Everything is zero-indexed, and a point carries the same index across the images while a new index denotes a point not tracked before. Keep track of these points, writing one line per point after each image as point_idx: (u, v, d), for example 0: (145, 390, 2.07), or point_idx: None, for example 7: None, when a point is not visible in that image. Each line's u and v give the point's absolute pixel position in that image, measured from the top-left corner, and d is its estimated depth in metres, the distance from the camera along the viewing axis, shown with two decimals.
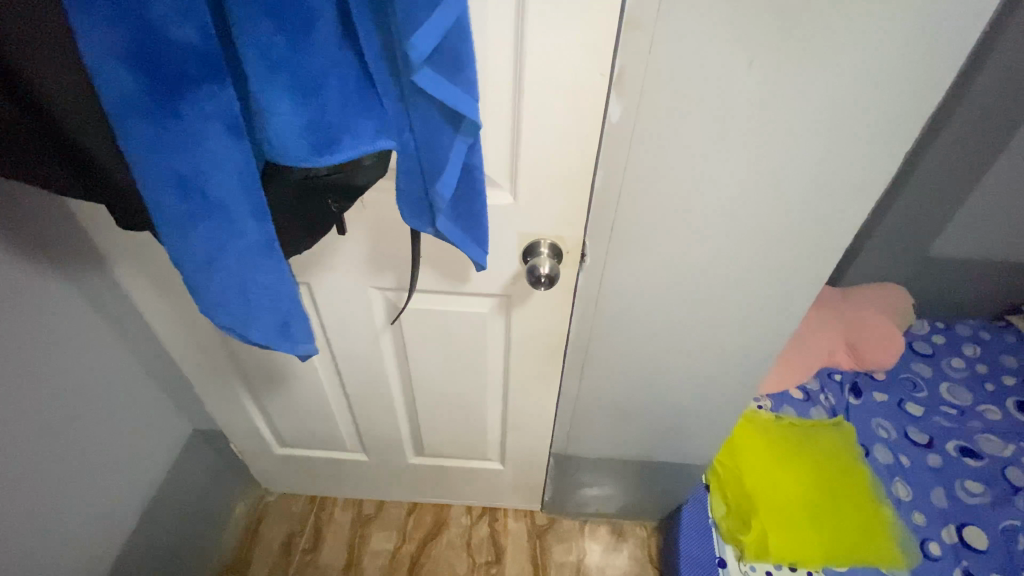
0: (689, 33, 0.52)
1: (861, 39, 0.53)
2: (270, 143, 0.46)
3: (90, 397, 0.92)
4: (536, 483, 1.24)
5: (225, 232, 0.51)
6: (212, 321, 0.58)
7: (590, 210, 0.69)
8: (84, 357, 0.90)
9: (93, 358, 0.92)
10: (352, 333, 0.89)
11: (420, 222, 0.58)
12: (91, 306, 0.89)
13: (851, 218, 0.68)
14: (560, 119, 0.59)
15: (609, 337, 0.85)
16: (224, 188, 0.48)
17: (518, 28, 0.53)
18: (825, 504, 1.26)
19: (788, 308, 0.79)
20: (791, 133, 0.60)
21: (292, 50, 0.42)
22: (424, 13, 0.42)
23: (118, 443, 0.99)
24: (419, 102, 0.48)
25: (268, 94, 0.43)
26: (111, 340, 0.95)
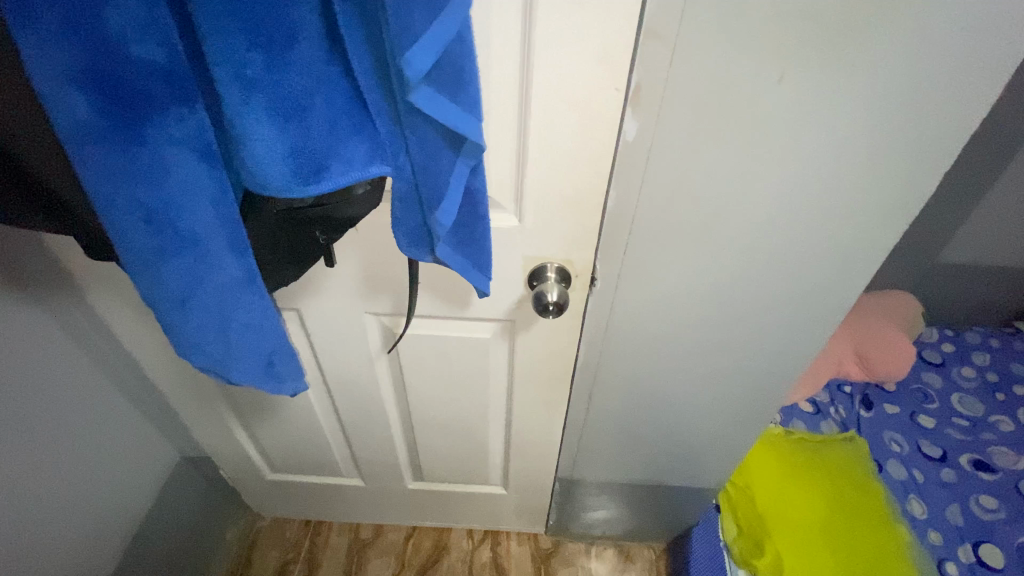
0: (715, 42, 0.47)
1: (902, 48, 0.48)
2: (248, 171, 0.41)
3: (70, 430, 0.86)
4: (540, 507, 1.19)
5: (199, 268, 0.45)
6: (189, 361, 0.53)
7: (601, 231, 0.64)
8: (62, 390, 0.84)
9: (73, 390, 0.86)
10: (346, 360, 0.84)
11: (418, 252, 0.53)
12: (70, 336, 0.83)
13: (880, 237, 0.63)
14: (572, 135, 0.54)
15: (619, 361, 0.80)
16: (198, 220, 0.43)
17: (527, 39, 0.48)
18: (840, 524, 1.21)
19: (809, 330, 0.75)
20: (820, 150, 0.55)
21: (270, 68, 0.37)
22: (420, 25, 0.37)
23: (101, 476, 0.93)
24: (415, 123, 0.43)
25: (244, 116, 0.38)
26: (91, 369, 0.89)
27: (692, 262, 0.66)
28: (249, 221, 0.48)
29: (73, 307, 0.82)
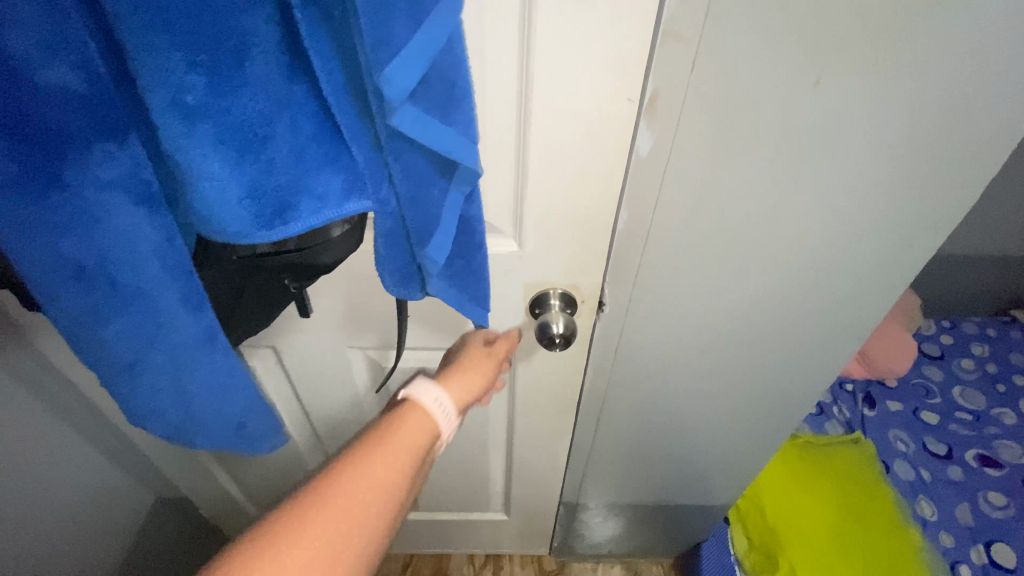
0: (745, 43, 0.41)
1: (951, 47, 0.43)
2: (199, 215, 0.34)
3: (38, 492, 0.77)
4: (544, 530, 1.14)
5: (147, 329, 0.38)
6: (145, 430, 0.46)
7: (610, 252, 0.58)
8: (33, 449, 0.75)
9: (45, 448, 0.77)
10: (332, 396, 0.76)
11: (406, 291, 0.46)
12: (36, 394, 0.74)
13: (911, 250, 0.58)
14: (577, 153, 0.49)
15: (629, 385, 0.75)
16: (143, 275, 0.36)
17: (526, 42, 0.42)
18: (852, 531, 1.18)
19: (829, 345, 0.70)
20: (851, 161, 0.50)
21: (217, 92, 0.30)
22: (401, 34, 0.30)
23: (71, 535, 0.85)
24: (399, 149, 0.36)
25: (189, 151, 0.31)
26: (61, 427, 0.79)
27: (706, 283, 0.61)
28: (203, 269, 0.40)
29: (30, 364, 0.71)
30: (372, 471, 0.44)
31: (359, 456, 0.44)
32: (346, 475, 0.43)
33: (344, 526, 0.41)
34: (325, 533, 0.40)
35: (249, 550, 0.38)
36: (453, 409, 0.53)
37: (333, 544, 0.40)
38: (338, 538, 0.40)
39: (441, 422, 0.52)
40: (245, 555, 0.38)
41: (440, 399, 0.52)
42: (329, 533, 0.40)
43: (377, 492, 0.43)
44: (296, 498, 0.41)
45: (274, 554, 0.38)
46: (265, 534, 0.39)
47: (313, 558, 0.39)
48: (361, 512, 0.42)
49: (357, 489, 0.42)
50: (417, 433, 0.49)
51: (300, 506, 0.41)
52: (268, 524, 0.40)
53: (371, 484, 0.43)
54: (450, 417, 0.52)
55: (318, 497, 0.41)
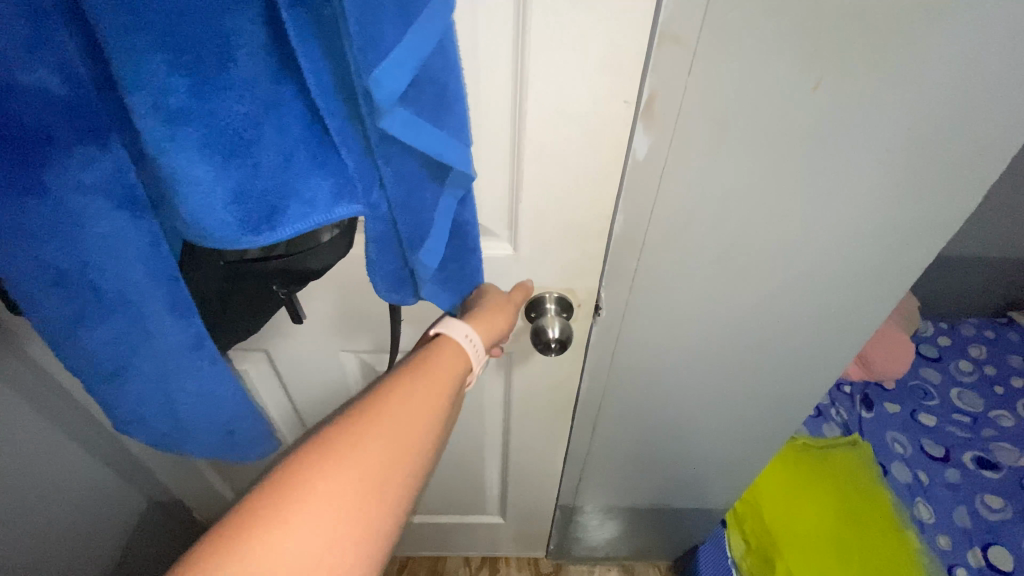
0: (742, 46, 0.41)
1: (951, 51, 0.42)
2: (183, 220, 0.33)
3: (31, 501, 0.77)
4: (541, 533, 1.13)
5: (133, 335, 0.38)
6: (131, 436, 0.45)
7: (607, 256, 0.58)
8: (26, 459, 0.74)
9: (36, 453, 0.76)
10: (326, 400, 0.76)
11: (399, 296, 0.45)
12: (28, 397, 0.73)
13: (911, 255, 0.57)
14: (573, 156, 0.48)
15: (625, 389, 0.74)
16: (127, 281, 0.35)
17: (520, 43, 0.41)
18: (849, 534, 1.18)
19: (828, 349, 0.69)
20: (850, 165, 0.49)
21: (200, 94, 0.29)
22: (390, 35, 0.29)
23: (63, 538, 0.84)
24: (390, 152, 0.35)
25: (172, 155, 0.30)
26: (53, 430, 0.78)
27: (703, 287, 0.60)
28: (189, 275, 0.39)
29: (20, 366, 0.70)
30: (410, 402, 0.44)
31: (395, 387, 0.44)
32: (384, 404, 0.43)
33: (386, 451, 0.41)
34: (369, 458, 0.40)
35: (294, 473, 0.38)
36: (484, 344, 0.52)
37: (376, 468, 0.40)
38: (380, 462, 0.40)
39: (473, 356, 0.51)
40: (291, 477, 0.38)
41: (471, 334, 0.51)
42: (372, 458, 0.40)
43: (415, 421, 0.43)
44: (336, 425, 0.42)
45: (321, 476, 0.38)
46: (307, 458, 0.39)
47: (358, 480, 0.39)
48: (402, 438, 0.42)
49: (396, 417, 0.42)
50: (449, 367, 0.48)
51: (340, 432, 0.41)
52: (311, 449, 0.40)
53: (409, 413, 0.43)
54: (480, 352, 0.52)
55: (358, 424, 0.41)
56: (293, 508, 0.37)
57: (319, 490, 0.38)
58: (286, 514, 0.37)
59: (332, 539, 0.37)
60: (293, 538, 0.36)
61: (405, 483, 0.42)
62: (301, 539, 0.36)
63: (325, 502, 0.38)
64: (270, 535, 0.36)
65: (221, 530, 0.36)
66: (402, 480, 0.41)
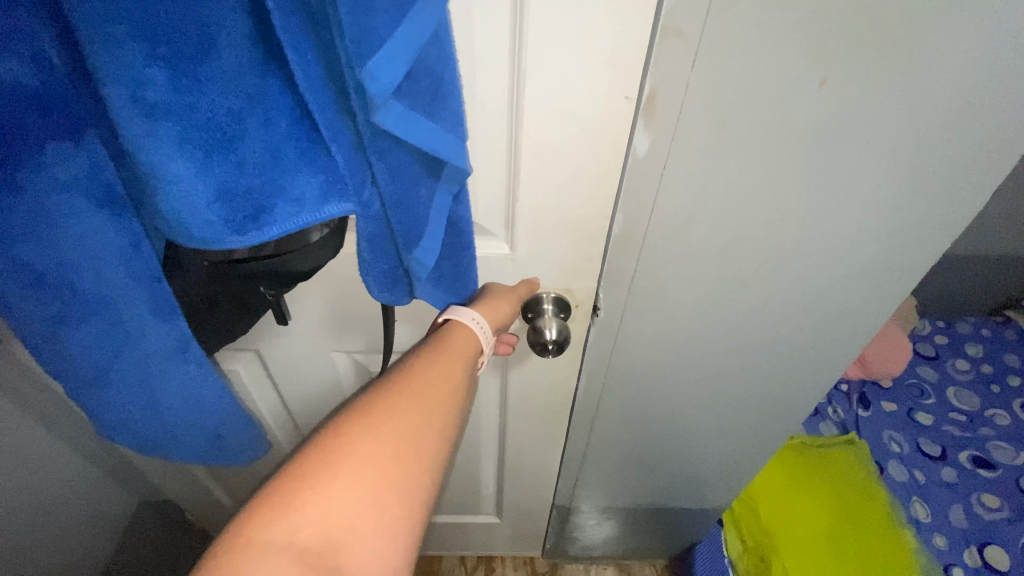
0: (748, 41, 0.39)
1: (962, 48, 0.41)
2: (166, 218, 0.31)
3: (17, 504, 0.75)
4: (537, 533, 1.12)
5: (115, 338, 0.36)
6: (116, 441, 0.43)
7: (606, 255, 0.57)
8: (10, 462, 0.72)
9: (22, 457, 0.75)
10: (319, 400, 0.74)
11: (393, 297, 0.43)
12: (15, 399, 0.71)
13: (915, 256, 0.56)
14: (571, 153, 0.47)
15: (623, 390, 0.73)
16: (109, 283, 0.34)
17: (517, 37, 0.40)
18: (845, 534, 1.18)
19: (829, 350, 0.68)
20: (854, 164, 0.48)
21: (181, 87, 0.27)
22: (383, 23, 0.27)
23: (51, 540, 0.83)
24: (383, 148, 0.34)
25: (152, 151, 0.29)
26: (41, 432, 0.77)
27: (703, 288, 0.59)
28: (172, 276, 0.38)
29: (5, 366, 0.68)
30: (431, 372, 0.47)
31: (416, 362, 0.47)
32: (410, 375, 0.46)
33: (415, 413, 0.44)
34: (401, 419, 0.43)
35: (333, 435, 0.41)
36: (494, 327, 0.52)
37: (409, 428, 0.43)
38: (412, 423, 0.43)
39: (483, 337, 0.51)
40: (330, 438, 0.41)
41: (477, 318, 0.51)
42: (404, 419, 0.43)
43: (438, 388, 0.46)
44: (366, 395, 0.44)
45: (359, 434, 0.41)
46: (342, 422, 0.42)
47: (392, 438, 0.42)
48: (428, 402, 0.45)
49: (421, 384, 0.45)
50: (466, 342, 0.50)
51: (371, 400, 0.44)
52: (345, 415, 0.43)
53: (432, 381, 0.46)
54: (490, 335, 0.52)
55: (387, 392, 0.44)
56: (335, 463, 0.39)
57: (357, 447, 0.40)
58: (329, 469, 0.39)
59: (374, 492, 0.40)
60: (338, 490, 0.39)
61: (437, 444, 0.44)
62: (346, 491, 0.39)
63: (364, 459, 0.40)
64: (316, 488, 0.38)
65: (271, 488, 0.39)
66: (433, 441, 0.44)
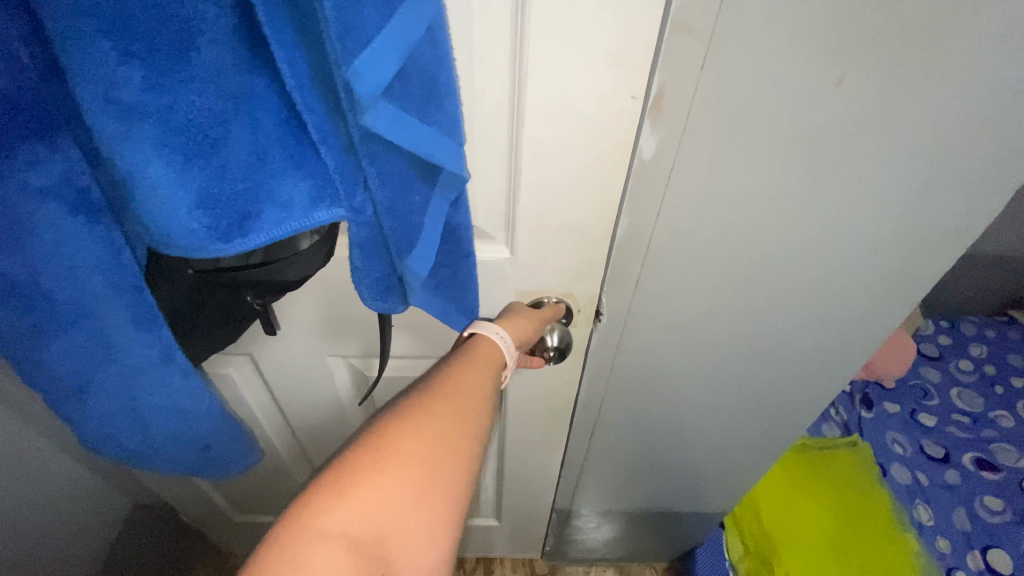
0: (762, 36, 0.37)
1: (987, 43, 0.38)
2: (146, 226, 0.30)
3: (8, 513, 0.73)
4: (536, 535, 1.11)
5: (97, 350, 0.35)
6: (98, 452, 0.42)
7: (609, 259, 0.55)
8: (5, 467, 0.71)
9: (18, 464, 0.73)
10: (314, 404, 0.73)
11: (387, 306, 0.41)
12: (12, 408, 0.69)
13: (929, 260, 0.54)
14: (574, 155, 0.45)
15: (624, 394, 0.72)
16: (85, 292, 0.32)
17: (518, 36, 0.38)
18: (848, 537, 1.17)
19: (834, 355, 0.67)
20: (868, 169, 0.46)
21: (158, 87, 0.26)
22: (371, 21, 0.26)
23: (43, 545, 0.81)
24: (375, 151, 0.31)
25: (129, 154, 0.27)
26: (36, 438, 0.74)
27: (708, 293, 0.57)
28: (156, 287, 0.36)
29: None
30: (468, 377, 0.47)
31: (451, 366, 0.48)
32: (449, 378, 0.46)
33: (457, 412, 0.44)
34: (446, 418, 0.43)
35: (379, 432, 0.41)
36: (517, 341, 0.53)
37: (454, 427, 0.43)
38: (456, 424, 0.43)
39: (508, 352, 0.51)
40: (378, 434, 0.40)
41: (502, 333, 0.52)
42: (448, 419, 0.43)
43: (477, 392, 0.46)
44: (408, 397, 0.44)
45: (407, 431, 0.41)
46: (388, 421, 0.42)
47: (439, 436, 0.41)
48: (469, 404, 0.45)
49: (460, 387, 0.46)
50: (495, 352, 0.51)
51: (413, 400, 0.44)
52: (389, 415, 0.42)
53: (471, 385, 0.46)
54: (514, 348, 0.52)
55: (429, 394, 0.44)
56: (385, 457, 0.39)
57: (408, 439, 0.40)
58: (380, 463, 0.39)
59: (423, 488, 0.39)
60: (389, 484, 0.38)
61: (477, 446, 0.44)
62: (397, 486, 0.38)
63: (413, 455, 0.40)
64: (368, 481, 0.38)
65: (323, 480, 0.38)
66: (474, 443, 0.44)
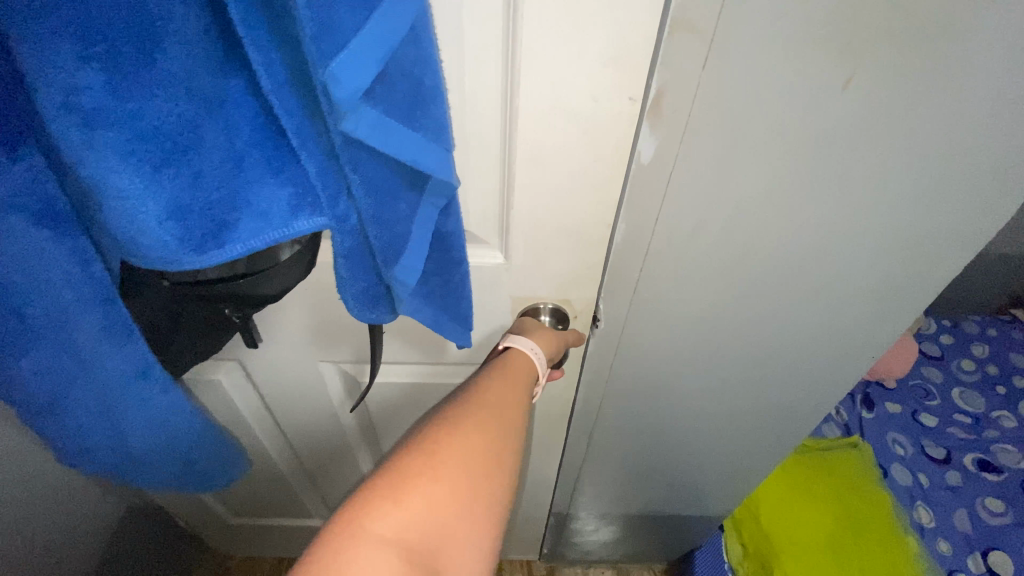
0: (766, 37, 0.35)
1: (1001, 45, 0.37)
2: (114, 237, 0.28)
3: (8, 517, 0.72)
4: (534, 537, 1.10)
5: (69, 365, 0.33)
6: (77, 466, 0.41)
7: (606, 264, 0.53)
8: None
9: (14, 474, 0.71)
10: (306, 409, 0.71)
11: (375, 315, 0.39)
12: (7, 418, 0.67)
13: (934, 266, 0.53)
14: (570, 159, 0.43)
15: (623, 400, 0.71)
16: (58, 307, 0.31)
17: (509, 37, 0.36)
18: (848, 539, 1.16)
19: (838, 359, 0.65)
20: (874, 173, 0.45)
21: (119, 91, 0.24)
22: (348, 22, 0.24)
23: (40, 555, 0.80)
24: (358, 157, 0.29)
25: (91, 163, 0.25)
26: (33, 447, 0.73)
27: (708, 299, 0.56)
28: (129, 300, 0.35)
29: None
30: (509, 390, 0.46)
31: (489, 378, 0.47)
32: (492, 390, 0.45)
33: (502, 421, 0.43)
34: (494, 429, 0.42)
35: (428, 438, 0.39)
36: (548, 356, 0.53)
37: (501, 439, 0.42)
38: (502, 435, 0.42)
39: (540, 365, 0.51)
40: (428, 440, 0.39)
41: (535, 347, 0.52)
42: (495, 430, 0.42)
43: (519, 405, 0.45)
44: (452, 407, 0.43)
45: (458, 439, 0.39)
46: (436, 428, 0.40)
47: (486, 445, 0.40)
48: (511, 416, 0.44)
49: (501, 398, 0.45)
50: (529, 364, 0.51)
51: (458, 407, 0.43)
52: (436, 423, 0.41)
53: (512, 397, 0.45)
54: (547, 364, 0.53)
55: (473, 402, 0.43)
56: (437, 464, 0.37)
57: (458, 445, 0.39)
58: (432, 469, 0.37)
59: (472, 498, 0.38)
60: (441, 491, 0.36)
61: (519, 460, 0.43)
62: (448, 494, 0.37)
63: (464, 464, 0.38)
64: (420, 487, 0.36)
65: (373, 483, 0.36)
66: (517, 457, 0.43)
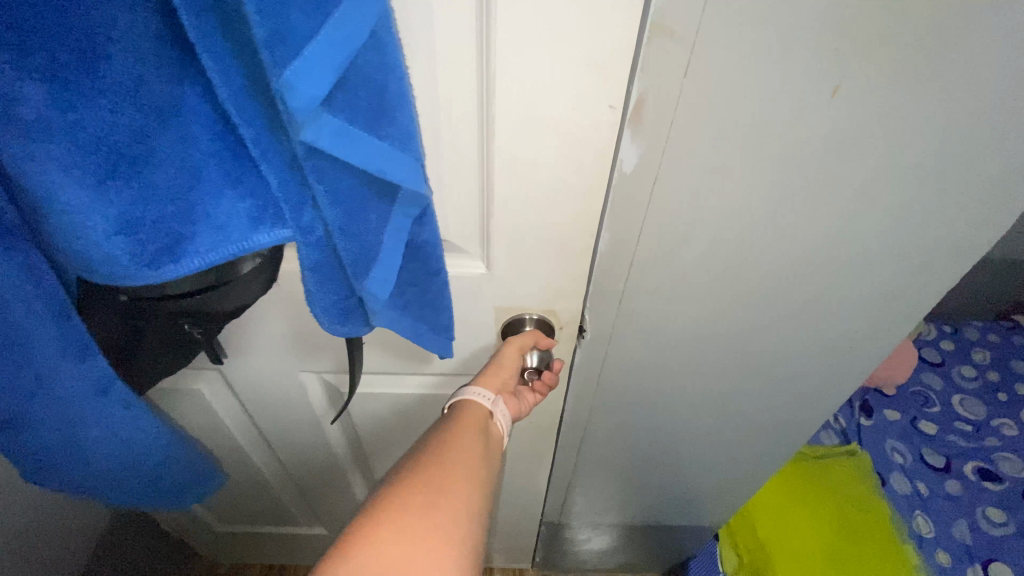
0: (751, 43, 0.34)
1: (993, 52, 0.36)
2: (67, 252, 0.27)
3: None
4: (528, 546, 1.09)
5: (25, 383, 0.32)
6: (44, 485, 0.39)
7: (592, 275, 0.52)
8: None
9: None
10: (290, 418, 0.70)
11: (349, 329, 0.37)
12: None
13: (931, 276, 0.52)
14: (550, 168, 0.42)
15: (611, 410, 0.69)
16: (7, 323, 0.30)
17: (483, 43, 0.35)
18: (849, 549, 1.14)
19: (832, 370, 0.64)
20: (864, 184, 0.43)
21: (62, 103, 0.23)
22: (303, 28, 0.23)
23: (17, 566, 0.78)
24: (323, 168, 0.28)
25: (38, 177, 0.24)
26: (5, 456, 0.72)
27: (696, 310, 0.54)
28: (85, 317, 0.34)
29: None
30: (455, 432, 0.46)
31: (434, 430, 0.48)
32: (437, 436, 0.46)
33: (446, 457, 0.43)
34: (442, 461, 0.42)
35: (376, 496, 0.39)
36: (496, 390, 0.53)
37: (448, 471, 0.41)
38: (449, 468, 0.42)
39: (488, 401, 0.51)
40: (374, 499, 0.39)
41: (475, 389, 0.52)
42: (438, 466, 0.42)
43: (469, 443, 0.45)
44: (402, 464, 0.43)
45: (400, 486, 0.40)
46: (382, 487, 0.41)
47: (431, 481, 0.40)
48: (459, 451, 0.44)
49: (445, 439, 0.45)
50: (474, 407, 0.51)
51: (403, 463, 0.43)
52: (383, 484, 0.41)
53: (457, 437, 0.46)
54: (494, 396, 0.53)
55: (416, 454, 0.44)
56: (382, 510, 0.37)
57: (401, 489, 0.39)
58: (378, 514, 0.37)
59: (428, 528, 0.37)
60: (394, 524, 0.36)
61: (480, 488, 0.42)
62: (398, 529, 0.36)
63: (411, 501, 0.38)
64: (369, 532, 0.36)
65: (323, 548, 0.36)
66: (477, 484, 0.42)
